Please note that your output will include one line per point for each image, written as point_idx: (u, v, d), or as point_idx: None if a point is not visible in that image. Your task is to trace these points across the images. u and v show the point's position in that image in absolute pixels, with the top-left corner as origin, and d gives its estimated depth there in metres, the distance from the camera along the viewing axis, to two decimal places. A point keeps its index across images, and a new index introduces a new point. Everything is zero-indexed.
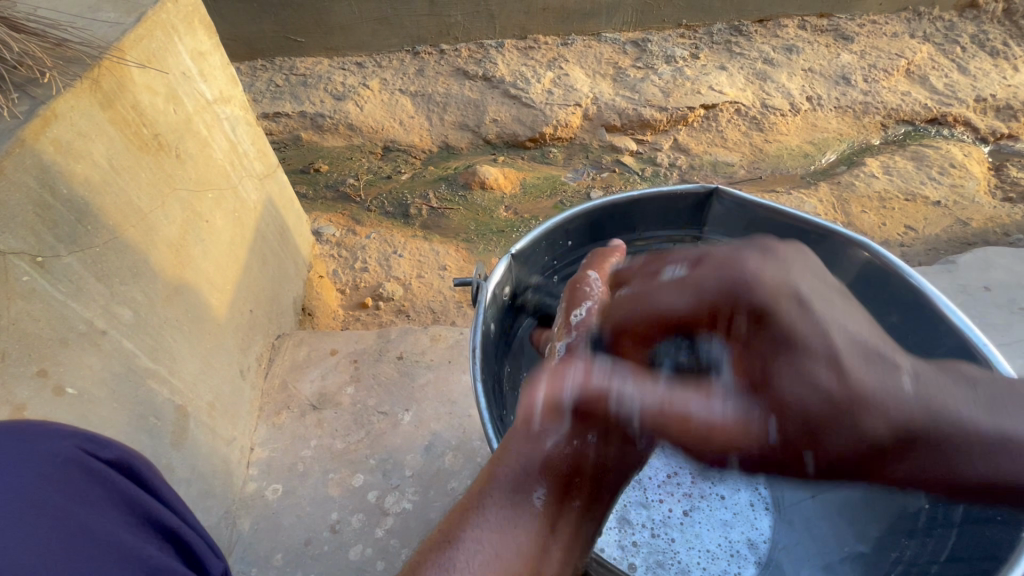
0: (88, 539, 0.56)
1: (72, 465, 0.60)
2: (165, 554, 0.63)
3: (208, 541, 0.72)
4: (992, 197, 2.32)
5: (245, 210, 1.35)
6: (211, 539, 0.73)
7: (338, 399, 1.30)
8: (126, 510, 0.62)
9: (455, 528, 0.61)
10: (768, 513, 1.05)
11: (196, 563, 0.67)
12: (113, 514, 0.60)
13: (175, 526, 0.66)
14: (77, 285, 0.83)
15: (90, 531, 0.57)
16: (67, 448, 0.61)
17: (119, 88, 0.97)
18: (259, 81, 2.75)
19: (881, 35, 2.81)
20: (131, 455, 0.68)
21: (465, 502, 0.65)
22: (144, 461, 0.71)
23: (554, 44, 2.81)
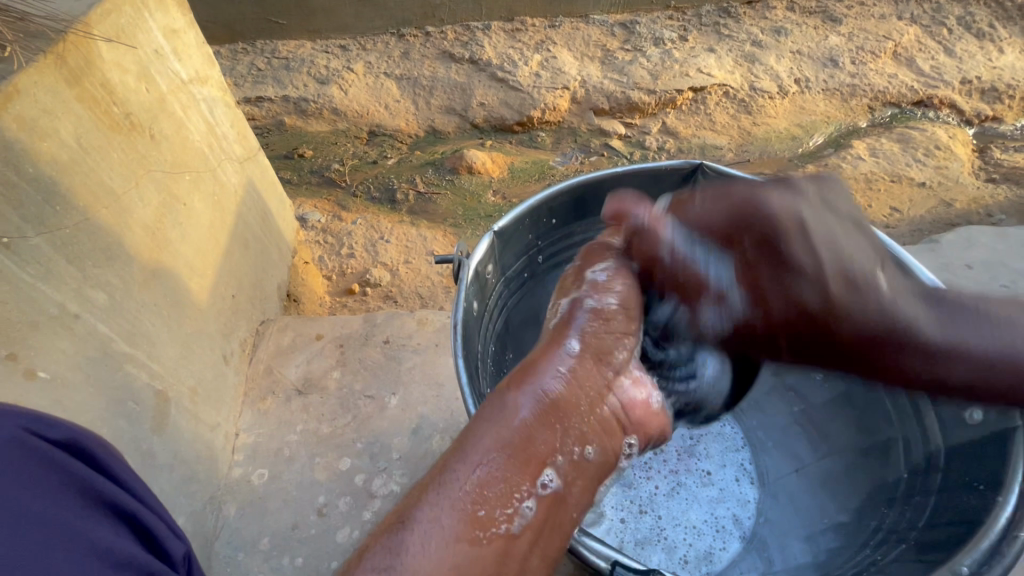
0: (32, 523, 0.53)
1: (13, 445, 0.55)
2: (120, 538, 0.58)
3: (170, 523, 0.67)
4: (976, 178, 2.34)
5: (225, 193, 1.32)
6: (174, 521, 0.68)
7: (324, 383, 1.29)
8: (76, 495, 0.58)
9: (410, 508, 0.63)
10: (753, 487, 1.07)
11: (153, 546, 0.63)
12: (59, 498, 0.56)
13: (132, 507, 0.62)
14: (46, 267, 0.81)
15: (25, 514, 0.53)
16: (7, 430, 0.56)
17: (86, 65, 0.93)
18: (240, 65, 2.69)
19: (869, 17, 2.80)
20: (81, 435, 0.63)
21: (427, 480, 0.66)
22: (100, 445, 0.66)
23: (541, 26, 2.77)
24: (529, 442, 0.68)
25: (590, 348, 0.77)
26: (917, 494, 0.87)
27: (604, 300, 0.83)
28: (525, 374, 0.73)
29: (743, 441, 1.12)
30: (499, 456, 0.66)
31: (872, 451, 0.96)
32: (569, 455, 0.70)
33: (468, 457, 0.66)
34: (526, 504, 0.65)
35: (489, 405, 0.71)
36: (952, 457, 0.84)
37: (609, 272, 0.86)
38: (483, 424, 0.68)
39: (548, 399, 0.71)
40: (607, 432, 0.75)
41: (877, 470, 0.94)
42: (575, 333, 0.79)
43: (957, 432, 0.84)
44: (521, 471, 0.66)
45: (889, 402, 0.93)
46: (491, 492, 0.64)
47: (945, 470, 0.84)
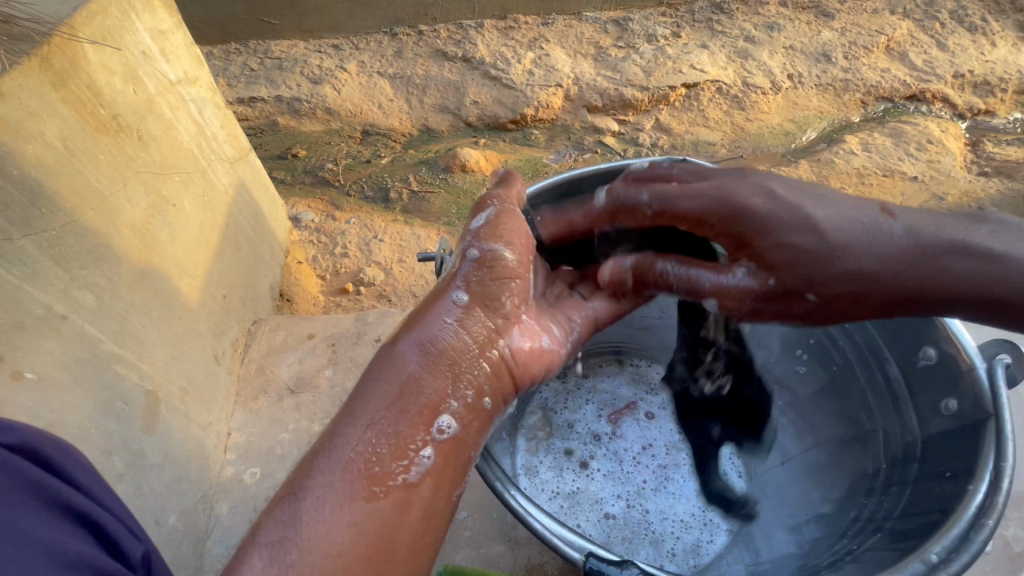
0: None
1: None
2: (77, 540, 0.53)
3: (131, 523, 0.62)
4: (968, 171, 2.35)
5: (215, 193, 1.33)
6: (136, 523, 0.62)
7: (316, 382, 1.29)
8: (27, 494, 0.53)
9: (307, 472, 0.68)
10: (742, 480, 1.08)
11: (111, 548, 0.57)
12: (10, 499, 0.51)
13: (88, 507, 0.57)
14: (32, 269, 0.81)
15: None
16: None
17: (71, 67, 0.94)
18: (233, 65, 2.69)
19: (861, 12, 2.81)
20: (37, 439, 0.57)
21: (323, 439, 0.71)
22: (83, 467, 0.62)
23: (534, 24, 2.78)
24: (415, 397, 0.73)
25: (474, 300, 0.79)
26: (895, 484, 0.88)
27: (489, 248, 0.81)
28: (413, 324, 0.78)
29: (731, 436, 1.13)
30: (384, 413, 0.71)
31: (854, 442, 0.98)
32: (462, 400, 0.75)
33: (357, 420, 0.71)
34: (422, 452, 0.71)
35: (377, 367, 0.75)
36: (927, 447, 0.86)
37: (497, 214, 0.85)
38: (371, 387, 0.73)
39: (433, 352, 0.76)
40: (500, 375, 0.79)
41: (858, 459, 0.96)
42: (459, 287, 0.80)
43: (932, 421, 0.86)
44: (408, 423, 0.71)
45: (871, 394, 0.96)
46: (382, 450, 0.69)
47: (920, 459, 0.86)
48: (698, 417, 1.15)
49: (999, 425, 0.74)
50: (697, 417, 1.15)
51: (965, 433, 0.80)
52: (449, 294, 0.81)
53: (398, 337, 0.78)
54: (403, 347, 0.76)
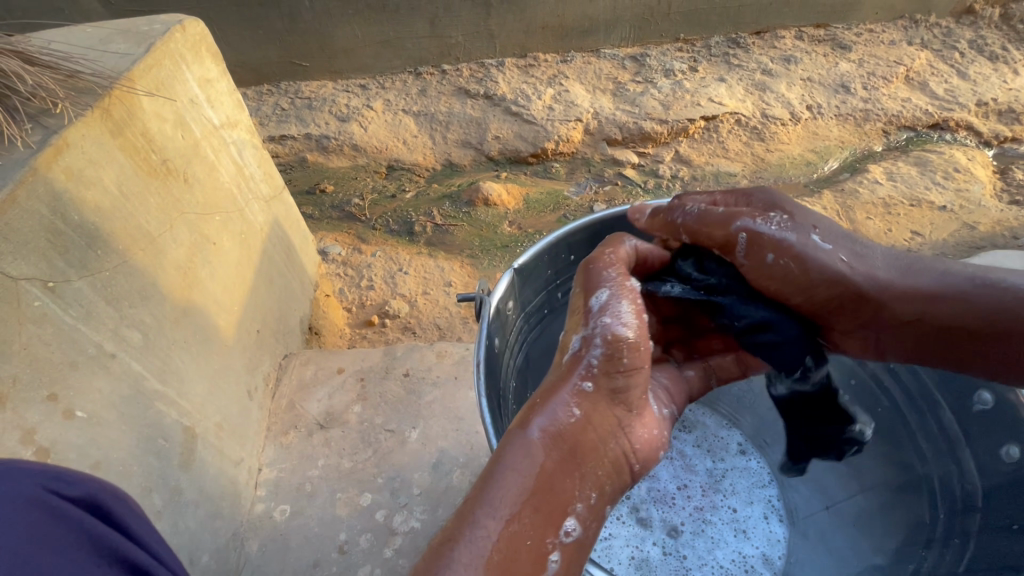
0: None
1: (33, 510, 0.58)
2: None
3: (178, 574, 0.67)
4: (999, 200, 2.30)
5: (252, 231, 1.37)
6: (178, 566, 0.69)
7: (345, 417, 1.30)
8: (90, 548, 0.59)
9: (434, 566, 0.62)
10: (782, 524, 1.03)
11: None
12: (75, 554, 0.58)
13: (143, 560, 0.63)
14: (87, 309, 0.84)
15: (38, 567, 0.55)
16: (27, 488, 0.59)
17: (129, 117, 0.99)
18: (265, 105, 2.81)
19: (878, 43, 2.83)
20: (97, 488, 0.65)
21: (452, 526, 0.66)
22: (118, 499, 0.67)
23: (553, 61, 2.86)
24: (546, 492, 0.67)
25: (600, 388, 0.73)
26: (955, 537, 0.85)
27: (602, 325, 0.73)
28: (539, 405, 0.72)
29: (769, 477, 1.09)
30: (513, 514, 0.65)
31: (906, 490, 0.94)
32: (586, 500, 0.70)
33: (493, 511, 0.65)
34: (552, 557, 0.66)
35: (506, 451, 0.69)
36: (991, 497, 0.83)
37: (612, 292, 0.75)
38: (500, 473, 0.67)
39: (560, 431, 0.70)
40: (622, 471, 0.74)
41: (912, 507, 0.92)
42: (586, 368, 0.73)
43: (993, 471, 0.83)
44: (538, 524, 0.66)
45: (923, 439, 0.92)
46: (516, 549, 0.64)
47: (983, 510, 0.83)
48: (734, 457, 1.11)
49: None
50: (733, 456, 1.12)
51: None
52: (575, 375, 0.73)
53: (524, 419, 0.71)
54: (531, 433, 0.70)
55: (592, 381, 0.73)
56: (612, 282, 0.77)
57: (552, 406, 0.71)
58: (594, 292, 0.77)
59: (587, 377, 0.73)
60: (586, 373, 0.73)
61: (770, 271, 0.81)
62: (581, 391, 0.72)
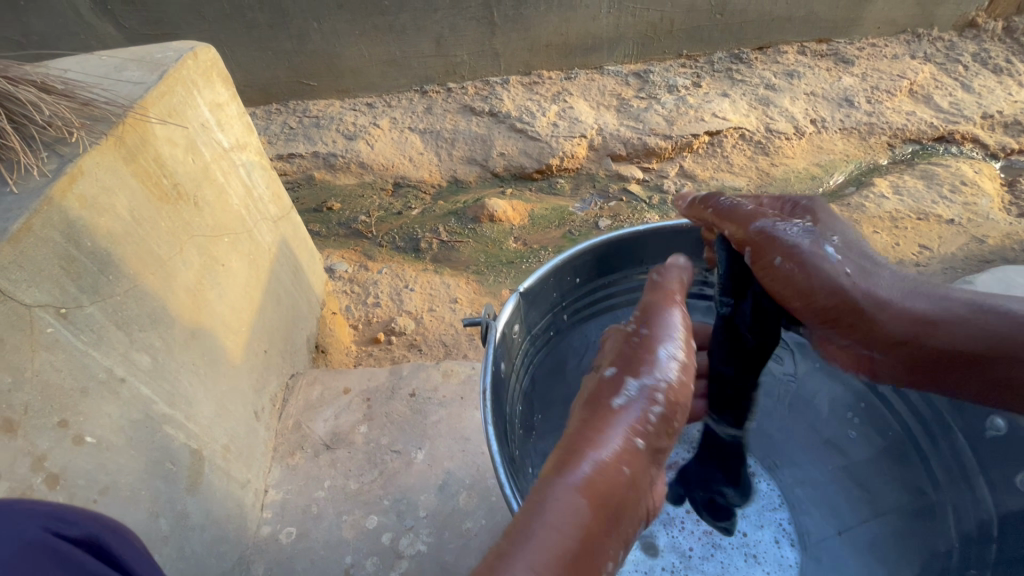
0: None
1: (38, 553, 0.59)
2: None
3: None
4: (1008, 213, 2.29)
5: (260, 252, 1.39)
6: None
7: (351, 438, 1.30)
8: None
9: None
10: (793, 549, 1.01)
11: None
12: None
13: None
14: (98, 335, 0.85)
15: None
16: (33, 530, 0.60)
17: (141, 143, 1.01)
18: (274, 124, 2.86)
19: (881, 57, 2.85)
20: (103, 530, 0.67)
21: None
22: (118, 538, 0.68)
23: (558, 79, 2.89)
24: (587, 554, 0.59)
25: (648, 445, 0.68)
26: (973, 567, 0.83)
27: (655, 379, 0.72)
28: (585, 449, 0.65)
29: (780, 500, 1.07)
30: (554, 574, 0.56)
31: (920, 516, 0.92)
32: (617, 565, 0.63)
33: (529, 560, 0.56)
34: None
35: (551, 500, 0.60)
36: (1007, 527, 0.81)
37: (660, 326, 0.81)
38: (543, 522, 0.59)
39: (611, 486, 0.63)
40: (642, 534, 0.70)
41: (926, 535, 0.90)
42: (637, 420, 0.68)
43: (1009, 500, 0.81)
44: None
45: (935, 464, 0.91)
46: None
47: (999, 541, 0.81)
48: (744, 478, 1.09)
49: None
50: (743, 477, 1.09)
51: None
52: (624, 424, 0.68)
53: (568, 463, 0.64)
54: (578, 481, 0.62)
55: (643, 439, 0.68)
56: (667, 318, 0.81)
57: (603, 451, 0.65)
58: (659, 343, 0.76)
59: (638, 430, 0.68)
60: (637, 427, 0.68)
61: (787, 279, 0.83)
62: (633, 444, 0.67)
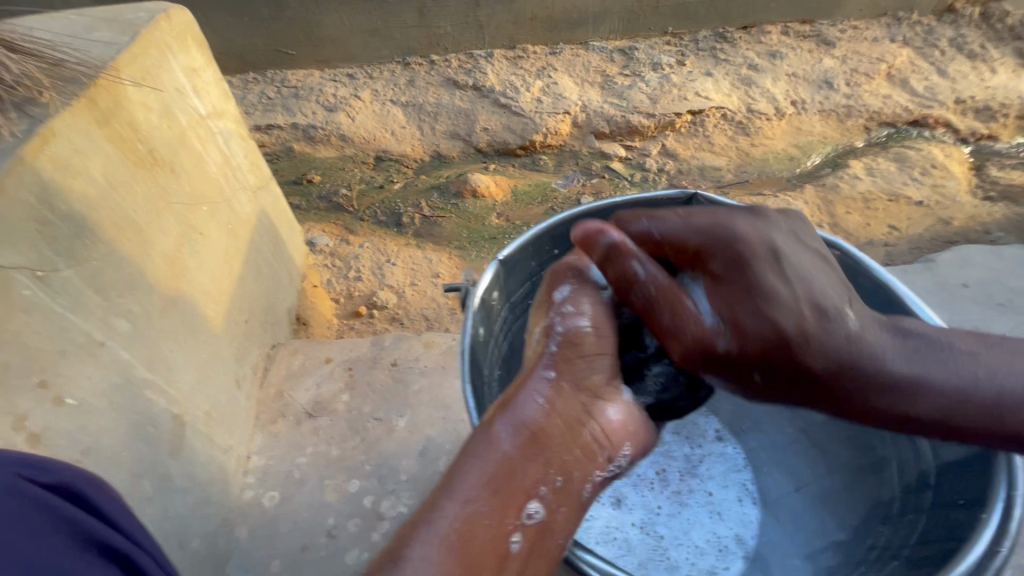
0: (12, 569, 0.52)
1: (4, 493, 0.55)
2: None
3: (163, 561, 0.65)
4: (973, 196, 2.37)
5: (239, 222, 1.37)
6: (163, 556, 0.65)
7: (334, 406, 1.32)
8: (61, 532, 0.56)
9: (397, 549, 0.60)
10: (755, 506, 1.09)
11: None
12: (46, 537, 0.55)
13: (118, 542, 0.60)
14: (76, 298, 0.85)
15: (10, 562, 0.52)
16: (3, 475, 0.56)
17: (115, 106, 0.99)
18: (251, 94, 2.79)
19: (861, 40, 2.88)
20: (73, 479, 0.61)
21: (415, 517, 0.63)
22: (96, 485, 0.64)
23: (543, 53, 2.87)
24: (506, 479, 0.65)
25: (566, 375, 0.72)
26: (910, 513, 0.87)
27: (573, 322, 0.76)
28: (507, 401, 0.71)
29: (744, 462, 1.14)
30: (475, 496, 0.63)
31: (866, 469, 0.97)
32: (553, 485, 0.67)
33: (456, 494, 0.63)
34: (512, 539, 0.63)
35: (473, 444, 0.68)
36: (942, 474, 0.85)
37: (575, 289, 0.80)
38: (465, 462, 0.66)
39: (526, 424, 0.68)
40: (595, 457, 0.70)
41: (874, 488, 0.95)
42: (547, 361, 0.73)
43: (943, 451, 0.84)
44: (500, 508, 0.63)
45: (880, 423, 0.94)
46: (483, 529, 0.62)
47: (934, 486, 0.85)
48: (712, 443, 1.17)
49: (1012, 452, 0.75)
50: (711, 442, 1.17)
51: (978, 460, 0.78)
52: (537, 370, 0.73)
53: (492, 414, 0.70)
54: (497, 425, 0.68)
55: (556, 370, 0.72)
56: (565, 284, 0.82)
57: (515, 405, 0.69)
58: (557, 285, 0.82)
59: (549, 361, 0.73)
60: (548, 362, 0.73)
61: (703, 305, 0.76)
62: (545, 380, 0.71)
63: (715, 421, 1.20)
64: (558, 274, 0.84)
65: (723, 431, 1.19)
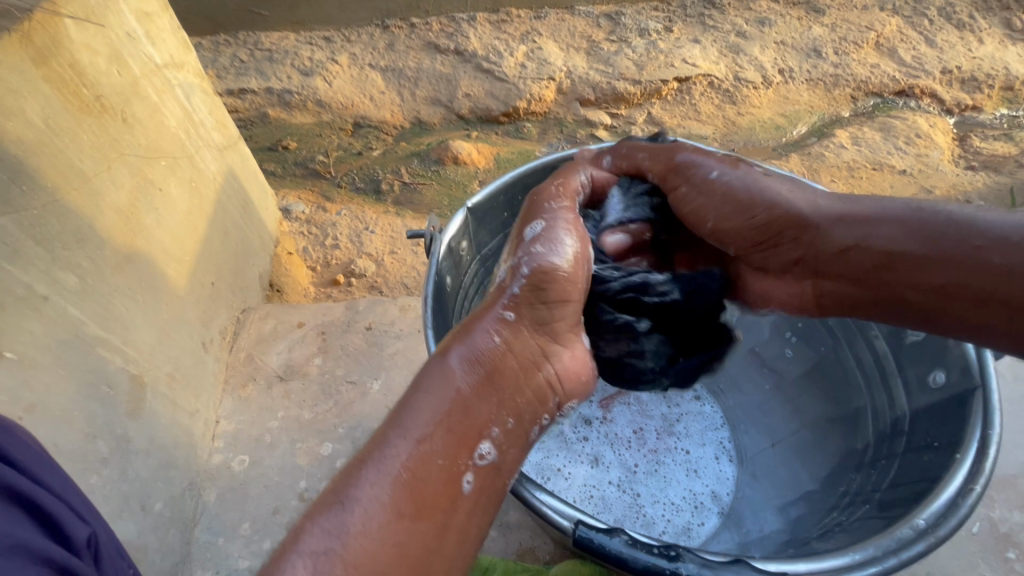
0: None
1: None
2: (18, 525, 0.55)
3: (71, 505, 0.63)
4: (956, 165, 2.37)
5: (203, 180, 1.30)
6: (75, 502, 0.64)
7: (306, 369, 1.28)
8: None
9: (343, 488, 0.59)
10: (732, 464, 1.08)
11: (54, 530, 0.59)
12: None
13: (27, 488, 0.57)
14: (14, 248, 0.80)
15: None
16: None
17: (54, 45, 0.92)
18: (222, 56, 2.66)
19: (851, 8, 2.82)
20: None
21: (363, 453, 0.62)
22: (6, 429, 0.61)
23: (527, 18, 2.77)
24: (460, 417, 0.64)
25: (527, 318, 0.71)
26: (882, 459, 0.88)
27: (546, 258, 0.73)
28: (465, 335, 0.69)
29: (722, 420, 1.13)
30: (426, 432, 0.63)
31: (841, 422, 0.99)
32: (504, 426, 0.67)
33: (406, 432, 0.62)
34: (464, 478, 0.63)
35: (427, 378, 0.66)
36: (915, 420, 0.86)
37: (548, 225, 0.76)
38: (418, 398, 0.65)
39: (483, 364, 0.67)
40: (545, 400, 0.71)
41: (847, 438, 0.97)
42: (508, 300, 0.71)
43: (919, 396, 0.86)
44: (451, 447, 0.63)
45: (859, 372, 0.97)
46: (434, 467, 0.61)
47: (908, 432, 0.86)
48: (689, 402, 1.15)
49: (985, 396, 0.75)
50: (688, 401, 1.15)
51: (952, 403, 0.80)
52: (495, 308, 0.72)
53: (447, 348, 0.69)
54: (453, 359, 0.67)
55: (516, 312, 0.71)
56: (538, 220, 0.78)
57: (471, 343, 0.68)
58: (528, 222, 0.79)
59: (509, 302, 0.71)
60: (508, 303, 0.71)
61: (686, 204, 0.94)
62: (504, 319, 0.70)
63: (694, 380, 1.18)
64: (536, 205, 0.80)
65: (700, 390, 1.17)
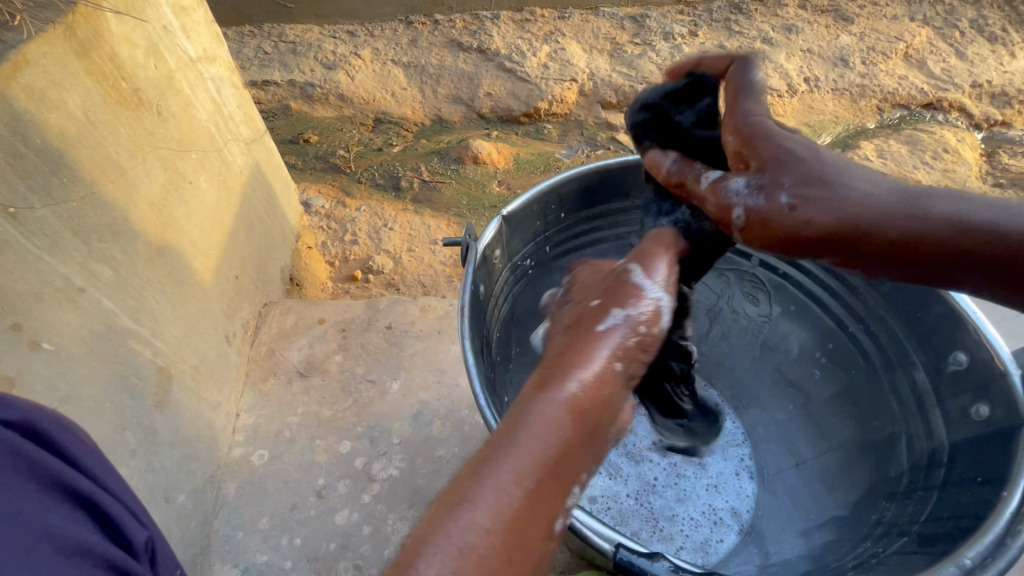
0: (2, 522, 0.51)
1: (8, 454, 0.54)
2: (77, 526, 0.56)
3: (130, 506, 0.64)
4: (984, 182, 2.33)
5: (231, 173, 1.31)
6: (135, 505, 0.65)
7: (326, 366, 1.29)
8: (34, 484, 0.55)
9: (432, 533, 0.49)
10: (752, 482, 1.07)
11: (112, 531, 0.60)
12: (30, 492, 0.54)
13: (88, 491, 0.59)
14: (52, 239, 0.81)
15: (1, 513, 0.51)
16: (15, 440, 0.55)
17: (95, 38, 0.92)
18: (247, 48, 2.67)
19: (880, 17, 2.77)
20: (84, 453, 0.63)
21: (456, 491, 0.52)
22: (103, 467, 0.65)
23: (551, 18, 2.76)
24: (564, 465, 0.56)
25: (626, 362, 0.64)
26: (919, 489, 0.87)
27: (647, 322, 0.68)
28: (565, 369, 0.61)
29: (743, 437, 1.12)
30: (530, 480, 0.53)
31: (872, 450, 0.98)
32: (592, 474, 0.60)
33: (507, 471, 0.53)
34: (556, 528, 0.55)
35: (526, 411, 0.57)
36: (955, 451, 0.85)
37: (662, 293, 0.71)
38: (521, 434, 0.55)
39: (585, 408, 0.59)
40: None
41: (875, 467, 0.96)
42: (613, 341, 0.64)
43: (962, 428, 0.86)
44: (553, 497, 0.54)
45: (895, 401, 0.96)
46: (540, 511, 0.53)
47: (948, 464, 0.85)
48: (711, 416, 1.15)
49: None
50: None
51: (1002, 438, 0.79)
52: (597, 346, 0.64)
53: (545, 380, 0.60)
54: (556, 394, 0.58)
55: (623, 361, 0.63)
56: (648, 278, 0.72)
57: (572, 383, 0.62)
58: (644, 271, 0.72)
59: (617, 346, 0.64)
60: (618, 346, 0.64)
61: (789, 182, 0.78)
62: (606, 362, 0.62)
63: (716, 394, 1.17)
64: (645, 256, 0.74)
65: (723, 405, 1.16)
